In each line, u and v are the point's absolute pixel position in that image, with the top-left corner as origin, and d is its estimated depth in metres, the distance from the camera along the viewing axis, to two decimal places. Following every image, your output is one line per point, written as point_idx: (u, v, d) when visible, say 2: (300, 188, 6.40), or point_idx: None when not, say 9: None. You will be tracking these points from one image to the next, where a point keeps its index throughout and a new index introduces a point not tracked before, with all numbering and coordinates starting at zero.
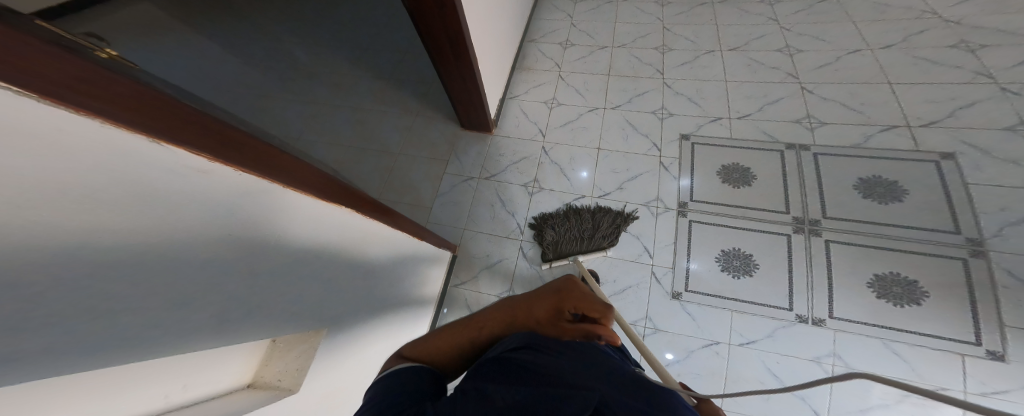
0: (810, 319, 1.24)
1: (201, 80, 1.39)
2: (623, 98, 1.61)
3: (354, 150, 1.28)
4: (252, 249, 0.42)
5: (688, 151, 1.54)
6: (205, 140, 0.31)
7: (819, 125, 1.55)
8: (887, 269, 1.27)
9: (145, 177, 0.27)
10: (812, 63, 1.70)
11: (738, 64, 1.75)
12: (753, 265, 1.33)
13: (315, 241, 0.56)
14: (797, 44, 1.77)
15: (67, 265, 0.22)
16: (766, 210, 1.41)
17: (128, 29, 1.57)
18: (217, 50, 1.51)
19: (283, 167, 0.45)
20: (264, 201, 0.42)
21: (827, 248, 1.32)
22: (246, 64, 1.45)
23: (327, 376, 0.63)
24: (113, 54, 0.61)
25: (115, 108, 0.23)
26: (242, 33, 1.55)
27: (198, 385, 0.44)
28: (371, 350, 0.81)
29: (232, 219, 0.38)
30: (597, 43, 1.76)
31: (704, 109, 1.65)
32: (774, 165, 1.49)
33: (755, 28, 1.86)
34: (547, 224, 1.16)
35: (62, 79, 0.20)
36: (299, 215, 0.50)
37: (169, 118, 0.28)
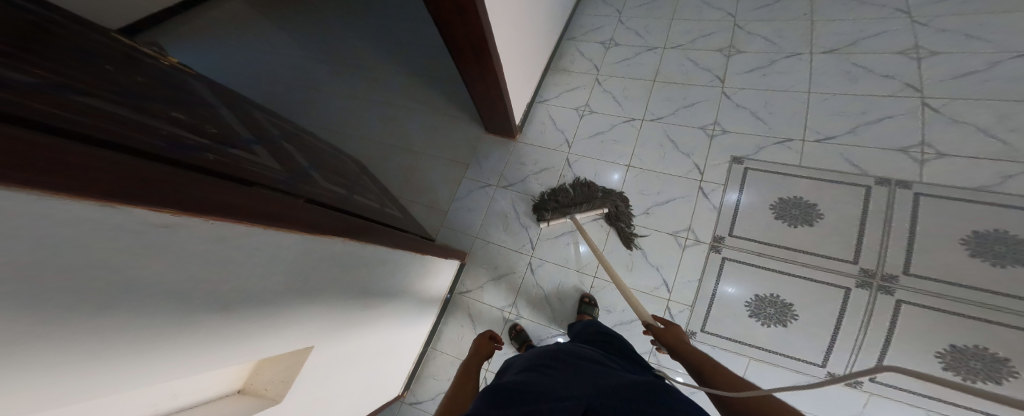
0: (844, 379, 1.07)
1: (262, 71, 1.56)
2: (667, 109, 1.46)
3: (382, 146, 1.35)
4: (234, 288, 0.45)
5: (738, 175, 1.35)
6: (172, 198, 0.33)
7: (935, 156, 1.23)
8: (970, 342, 1.04)
9: (120, 248, 0.29)
10: (947, 71, 1.32)
11: (828, 73, 1.45)
12: (791, 315, 1.16)
13: (307, 265, 0.59)
14: (930, 45, 1.38)
15: (71, 337, 0.27)
16: (825, 256, 1.20)
17: (205, 19, 1.78)
18: (275, 42, 1.66)
19: (260, 209, 0.47)
20: (243, 243, 0.44)
21: (896, 310, 1.10)
22: (299, 57, 1.59)
23: (323, 384, 0.68)
24: (171, 61, 0.77)
25: (85, 182, 0.25)
26: (298, 26, 1.69)
27: (189, 394, 0.49)
28: (371, 349, 0.86)
29: (212, 263, 0.40)
30: (646, 43, 1.58)
31: (770, 126, 1.42)
32: (851, 203, 1.24)
33: (869, 22, 1.49)
34: (550, 196, 1.21)
35: (20, 159, 0.20)
36: (285, 252, 0.53)
37: (117, 182, 0.28)
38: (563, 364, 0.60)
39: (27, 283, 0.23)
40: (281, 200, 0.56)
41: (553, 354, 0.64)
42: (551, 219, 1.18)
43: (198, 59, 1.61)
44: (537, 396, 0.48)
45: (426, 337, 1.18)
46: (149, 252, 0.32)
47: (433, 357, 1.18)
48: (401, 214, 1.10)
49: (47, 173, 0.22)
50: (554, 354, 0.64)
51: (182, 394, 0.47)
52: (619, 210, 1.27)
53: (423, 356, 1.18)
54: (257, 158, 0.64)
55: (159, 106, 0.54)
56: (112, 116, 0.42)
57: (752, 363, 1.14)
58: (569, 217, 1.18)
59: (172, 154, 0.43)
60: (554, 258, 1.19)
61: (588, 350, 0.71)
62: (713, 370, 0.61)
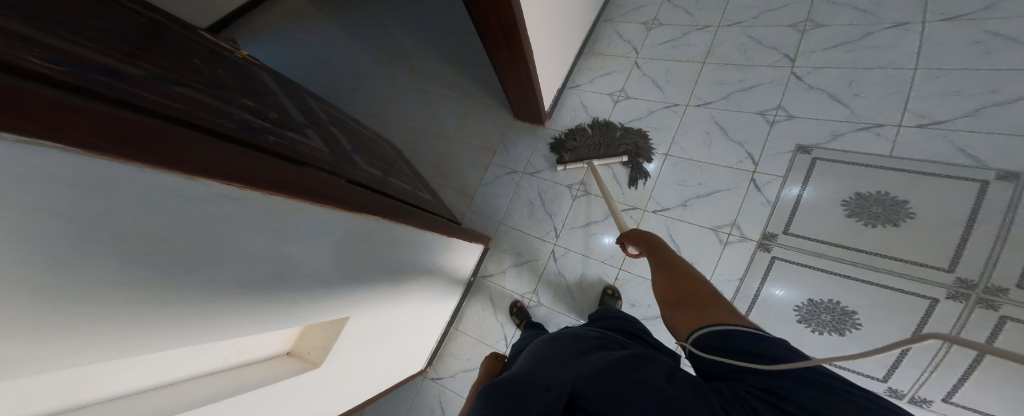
0: (908, 397, 0.92)
1: (318, 62, 1.73)
2: (717, 94, 1.32)
3: (418, 131, 1.43)
4: (280, 264, 0.50)
5: (801, 167, 1.18)
6: (236, 174, 0.39)
7: None
8: None
9: (192, 220, 0.35)
10: None
11: (940, 44, 1.18)
12: (852, 324, 1.02)
13: (352, 239, 0.65)
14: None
15: (153, 294, 0.34)
16: (908, 262, 1.02)
17: (273, 15, 1.99)
18: (329, 34, 1.81)
19: (313, 189, 0.53)
20: (284, 218, 0.48)
21: (996, 330, 0.92)
22: (348, 48, 1.73)
23: (360, 351, 0.75)
24: (244, 55, 0.88)
25: (119, 144, 0.28)
26: (348, 19, 1.82)
27: (250, 352, 0.56)
28: (402, 327, 0.93)
29: (264, 239, 0.46)
30: (697, 21, 1.43)
31: (850, 109, 1.21)
32: (949, 202, 1.03)
33: None
34: (569, 137, 1.27)
35: (112, 139, 0.27)
36: (330, 231, 0.59)
37: (200, 160, 0.35)
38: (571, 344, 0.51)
39: (113, 248, 0.29)
40: (330, 180, 0.63)
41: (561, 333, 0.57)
42: (569, 162, 1.22)
43: (271, 53, 1.82)
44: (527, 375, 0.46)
45: (449, 318, 1.24)
46: (210, 225, 0.37)
47: (456, 336, 1.24)
48: (431, 197, 1.16)
49: (73, 132, 0.24)
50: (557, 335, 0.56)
51: (246, 352, 0.55)
52: (639, 146, 1.26)
53: (445, 334, 1.24)
54: (308, 140, 0.72)
55: (231, 93, 0.63)
56: (197, 101, 0.51)
57: None
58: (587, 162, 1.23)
59: (243, 135, 0.51)
60: (579, 248, 1.17)
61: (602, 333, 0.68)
62: (660, 257, 0.66)
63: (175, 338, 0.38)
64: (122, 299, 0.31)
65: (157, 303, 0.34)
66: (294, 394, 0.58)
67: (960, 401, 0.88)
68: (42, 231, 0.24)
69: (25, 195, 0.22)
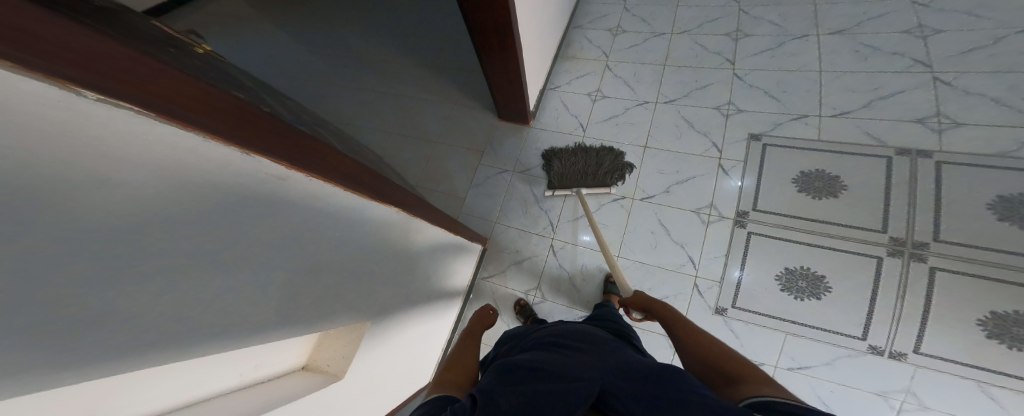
0: (887, 352, 1.05)
1: (272, 68, 1.59)
2: (679, 92, 1.45)
3: (398, 137, 1.37)
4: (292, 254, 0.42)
5: (756, 152, 1.33)
6: (260, 142, 0.32)
7: (949, 126, 1.23)
8: (1011, 308, 1.01)
9: (216, 184, 0.28)
10: (950, 47, 1.34)
11: (841, 49, 1.44)
12: (824, 288, 1.13)
13: (366, 233, 0.58)
14: (934, 24, 1.40)
15: (158, 277, 0.26)
16: (854, 227, 1.17)
17: (213, 19, 1.81)
18: (283, 39, 1.68)
19: (333, 168, 0.46)
20: (298, 193, 0.41)
21: (932, 278, 1.07)
22: (308, 53, 1.62)
23: (377, 360, 0.68)
24: (207, 50, 0.77)
25: (128, 90, 0.20)
26: (304, 23, 1.71)
27: (266, 366, 0.50)
28: (411, 340, 0.85)
29: (285, 222, 0.39)
30: (654, 29, 1.58)
31: (782, 103, 1.40)
32: (872, 172, 1.23)
33: (869, 4, 1.50)
34: (555, 158, 1.17)
35: (125, 82, 0.21)
36: (345, 227, 0.52)
37: (228, 118, 0.29)
38: (581, 350, 0.57)
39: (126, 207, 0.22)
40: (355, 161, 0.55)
41: (569, 336, 0.63)
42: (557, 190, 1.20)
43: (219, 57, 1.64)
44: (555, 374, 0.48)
45: (452, 326, 1.16)
46: (233, 193, 0.30)
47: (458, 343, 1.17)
48: None
49: (86, 69, 0.18)
50: (565, 338, 0.61)
51: (264, 365, 0.49)
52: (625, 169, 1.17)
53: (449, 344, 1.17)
54: None
55: (212, 77, 0.54)
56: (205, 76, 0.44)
57: (789, 338, 1.10)
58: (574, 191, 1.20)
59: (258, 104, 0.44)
60: (577, 240, 1.18)
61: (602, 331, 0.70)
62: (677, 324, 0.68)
63: (171, 338, 0.30)
64: (137, 276, 0.24)
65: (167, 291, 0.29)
66: (320, 411, 0.51)
67: (928, 351, 1.02)
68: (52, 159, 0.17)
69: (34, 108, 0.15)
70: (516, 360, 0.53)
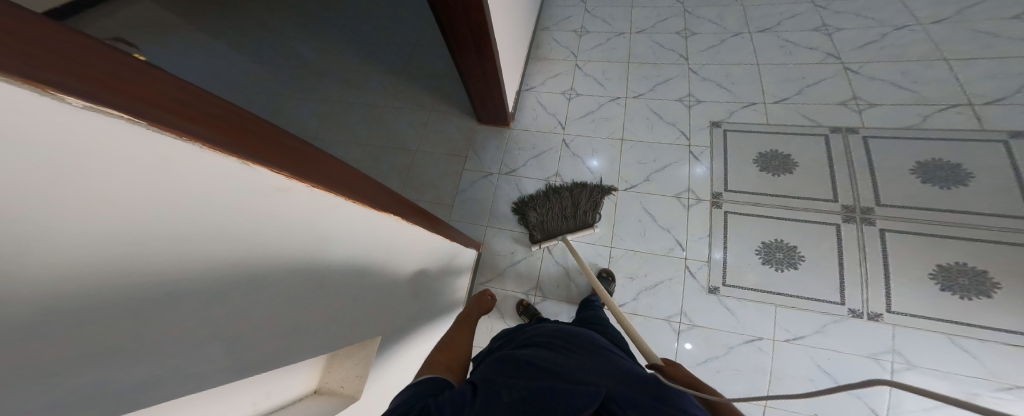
0: (865, 314, 1.14)
1: (213, 81, 1.44)
2: (645, 87, 1.52)
3: (371, 148, 1.29)
4: (238, 262, 0.34)
5: (720, 139, 1.42)
6: (242, 143, 0.29)
7: (868, 106, 1.41)
8: (954, 259, 1.16)
9: (150, 178, 0.23)
10: (855, 41, 1.55)
11: (774, 44, 1.61)
12: (797, 257, 1.23)
13: (348, 246, 0.53)
14: (837, 23, 1.61)
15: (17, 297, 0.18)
16: (812, 199, 1.29)
17: (133, 30, 1.60)
18: (225, 49, 1.54)
19: (324, 172, 0.43)
20: (280, 199, 0.37)
21: (882, 239, 1.21)
22: (255, 64, 1.49)
23: (380, 374, 0.65)
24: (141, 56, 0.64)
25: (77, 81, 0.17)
26: (247, 32, 1.57)
27: (277, 391, 0.48)
28: (410, 357, 0.80)
29: (235, 227, 0.32)
30: (614, 29, 1.65)
31: (732, 93, 1.52)
32: (819, 149, 1.37)
33: (788, 6, 1.70)
34: (529, 207, 1.11)
35: (74, 70, 0.17)
36: (322, 233, 0.47)
37: (197, 115, 0.25)
38: (580, 349, 0.58)
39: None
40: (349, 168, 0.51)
41: (566, 331, 0.65)
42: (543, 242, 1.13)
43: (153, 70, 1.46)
44: (559, 374, 0.49)
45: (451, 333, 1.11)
46: (191, 193, 0.26)
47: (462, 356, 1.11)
48: None
49: (36, 60, 0.15)
50: (562, 333, 0.63)
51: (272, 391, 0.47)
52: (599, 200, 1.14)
53: None
54: None
55: None
56: None
57: (779, 310, 1.17)
58: (560, 239, 1.13)
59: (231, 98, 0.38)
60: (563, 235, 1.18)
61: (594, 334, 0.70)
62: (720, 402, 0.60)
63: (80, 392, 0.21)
64: None
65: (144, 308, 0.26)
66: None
67: (898, 308, 1.13)
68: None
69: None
70: (520, 355, 0.55)
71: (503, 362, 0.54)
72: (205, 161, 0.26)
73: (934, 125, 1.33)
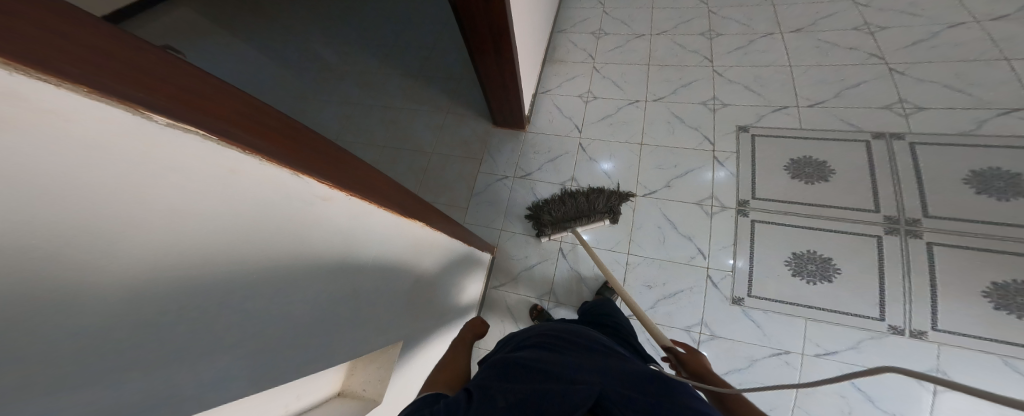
0: (907, 331, 1.05)
1: (243, 84, 1.52)
2: (667, 90, 1.46)
3: (388, 150, 1.32)
4: (271, 268, 0.35)
5: (747, 144, 1.35)
6: (289, 153, 0.31)
7: (915, 110, 1.30)
8: (1012, 277, 1.04)
9: (193, 187, 0.24)
10: (900, 41, 1.44)
11: (805, 45, 1.52)
12: (833, 269, 1.14)
13: (379, 248, 0.55)
14: (878, 22, 1.50)
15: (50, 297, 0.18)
16: (849, 208, 1.20)
17: (172, 36, 1.70)
18: (255, 54, 1.62)
19: (362, 182, 0.45)
20: (324, 208, 0.39)
21: (929, 252, 1.10)
22: (282, 68, 1.56)
23: (402, 377, 0.67)
24: None
25: (143, 94, 0.19)
26: (276, 38, 1.65)
27: (305, 395, 0.50)
28: (426, 361, 0.81)
29: (269, 233, 0.33)
30: (634, 31, 1.61)
31: (760, 96, 1.44)
32: (858, 156, 1.27)
33: (824, 4, 1.60)
34: (544, 208, 1.11)
35: (142, 85, 0.19)
36: (354, 242, 0.48)
37: (250, 126, 0.27)
38: (577, 350, 0.58)
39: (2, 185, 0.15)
40: (383, 178, 0.54)
41: (565, 332, 0.64)
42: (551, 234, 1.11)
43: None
44: (553, 375, 0.48)
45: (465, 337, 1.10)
46: (230, 201, 0.27)
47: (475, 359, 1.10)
48: None
49: (104, 73, 0.17)
50: (561, 333, 0.63)
51: (302, 394, 0.49)
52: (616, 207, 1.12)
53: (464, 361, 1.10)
54: None
55: None
56: None
57: (810, 324, 1.09)
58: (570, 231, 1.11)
59: None
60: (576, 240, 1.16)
61: (598, 335, 0.68)
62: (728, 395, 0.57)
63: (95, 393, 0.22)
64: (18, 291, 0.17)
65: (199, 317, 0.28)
66: None
67: (946, 327, 1.03)
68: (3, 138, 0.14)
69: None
70: (514, 357, 0.54)
71: (499, 366, 0.53)
72: (257, 172, 0.28)
73: (992, 131, 1.21)
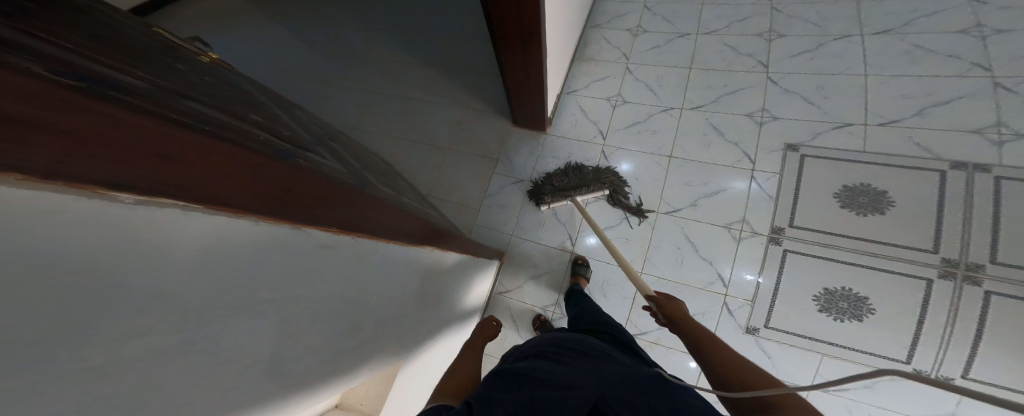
0: (932, 376, 0.97)
1: (276, 70, 1.56)
2: (707, 97, 1.34)
3: (408, 143, 1.33)
4: (299, 317, 0.38)
5: (795, 165, 1.21)
6: (282, 205, 0.30)
7: (1014, 137, 1.09)
8: None
9: (196, 253, 0.22)
10: (1015, 49, 1.19)
11: (883, 51, 1.30)
12: (866, 308, 1.04)
13: (390, 274, 0.58)
14: (992, 24, 1.24)
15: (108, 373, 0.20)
16: (901, 246, 1.06)
17: (212, 16, 1.77)
18: (288, 39, 1.66)
19: (356, 220, 0.44)
20: (320, 250, 0.39)
21: (985, 303, 0.97)
22: (313, 54, 1.59)
23: (400, 390, 0.72)
24: (213, 57, 0.67)
25: (148, 172, 0.17)
26: (309, 22, 1.67)
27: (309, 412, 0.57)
28: (428, 366, 0.85)
29: (292, 286, 0.35)
30: (677, 29, 1.47)
31: (819, 109, 1.27)
32: (928, 189, 1.10)
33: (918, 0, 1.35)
34: (546, 180, 1.18)
35: (159, 165, 0.18)
36: (364, 277, 0.50)
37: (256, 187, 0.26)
38: (575, 358, 0.56)
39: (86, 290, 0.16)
40: (389, 209, 0.54)
41: (564, 341, 0.62)
42: (551, 202, 1.15)
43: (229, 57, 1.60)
44: (551, 384, 0.47)
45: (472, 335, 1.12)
46: (237, 260, 0.27)
47: None
48: (437, 214, 1.06)
49: (126, 162, 0.16)
50: (566, 344, 0.61)
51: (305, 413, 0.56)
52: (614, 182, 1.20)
53: None
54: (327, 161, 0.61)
55: (224, 100, 0.50)
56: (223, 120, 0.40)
57: (824, 359, 1.03)
58: (571, 199, 1.15)
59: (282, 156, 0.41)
60: (581, 241, 1.15)
61: (598, 343, 0.66)
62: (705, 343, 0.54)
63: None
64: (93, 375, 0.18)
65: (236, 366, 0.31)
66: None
67: (978, 376, 0.95)
68: (63, 279, 0.14)
69: (9, 245, 0.12)
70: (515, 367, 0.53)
71: (501, 372, 0.52)
72: (251, 233, 0.28)
73: None
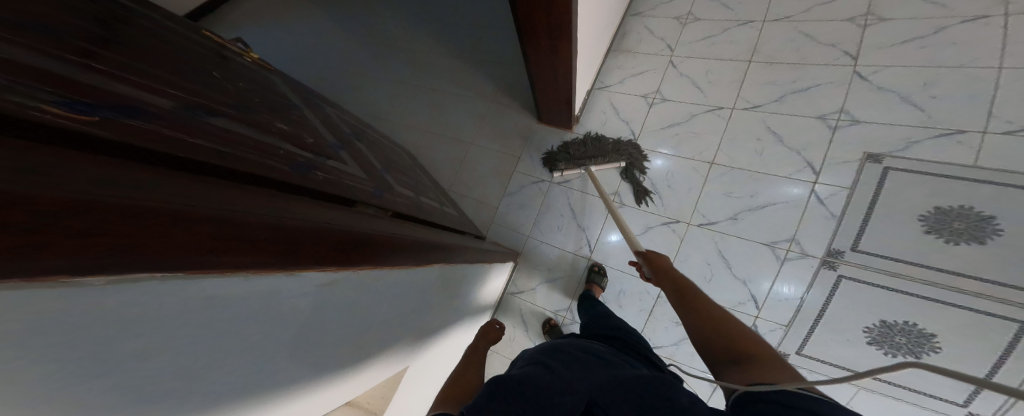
0: None
1: (316, 60, 1.64)
2: (767, 96, 1.15)
3: (435, 136, 1.36)
4: (309, 340, 0.40)
5: (872, 179, 0.99)
6: (305, 257, 0.31)
7: None
8: None
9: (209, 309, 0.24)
10: None
11: None
12: (930, 347, 0.90)
13: (404, 289, 0.60)
14: None
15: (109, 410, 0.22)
16: (997, 284, 0.86)
17: None
18: (327, 27, 1.71)
19: (382, 253, 0.46)
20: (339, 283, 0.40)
21: None
22: (350, 43, 1.64)
23: (406, 385, 0.77)
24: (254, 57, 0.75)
25: (168, 254, 0.19)
26: (347, 10, 1.71)
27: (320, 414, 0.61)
28: (434, 363, 0.88)
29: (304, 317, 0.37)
30: (736, 15, 1.27)
31: (923, 113, 1.00)
32: None
33: None
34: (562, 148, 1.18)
35: (177, 246, 0.19)
36: (380, 295, 0.52)
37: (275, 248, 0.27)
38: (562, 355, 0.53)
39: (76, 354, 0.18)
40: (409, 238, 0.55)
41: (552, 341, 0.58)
42: (564, 170, 1.16)
43: (278, 48, 1.69)
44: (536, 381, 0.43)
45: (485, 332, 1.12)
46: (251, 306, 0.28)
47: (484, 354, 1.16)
48: (455, 210, 1.07)
49: (140, 250, 0.17)
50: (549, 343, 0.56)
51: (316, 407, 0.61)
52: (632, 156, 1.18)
53: None
54: (346, 165, 0.65)
55: (252, 106, 0.55)
56: (238, 135, 0.44)
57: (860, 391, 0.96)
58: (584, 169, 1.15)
59: (291, 174, 0.44)
60: (604, 239, 1.10)
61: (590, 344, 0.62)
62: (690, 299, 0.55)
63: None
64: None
65: (242, 396, 0.32)
66: None
67: None
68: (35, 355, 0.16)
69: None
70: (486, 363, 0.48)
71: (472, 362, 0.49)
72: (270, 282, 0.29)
73: None
